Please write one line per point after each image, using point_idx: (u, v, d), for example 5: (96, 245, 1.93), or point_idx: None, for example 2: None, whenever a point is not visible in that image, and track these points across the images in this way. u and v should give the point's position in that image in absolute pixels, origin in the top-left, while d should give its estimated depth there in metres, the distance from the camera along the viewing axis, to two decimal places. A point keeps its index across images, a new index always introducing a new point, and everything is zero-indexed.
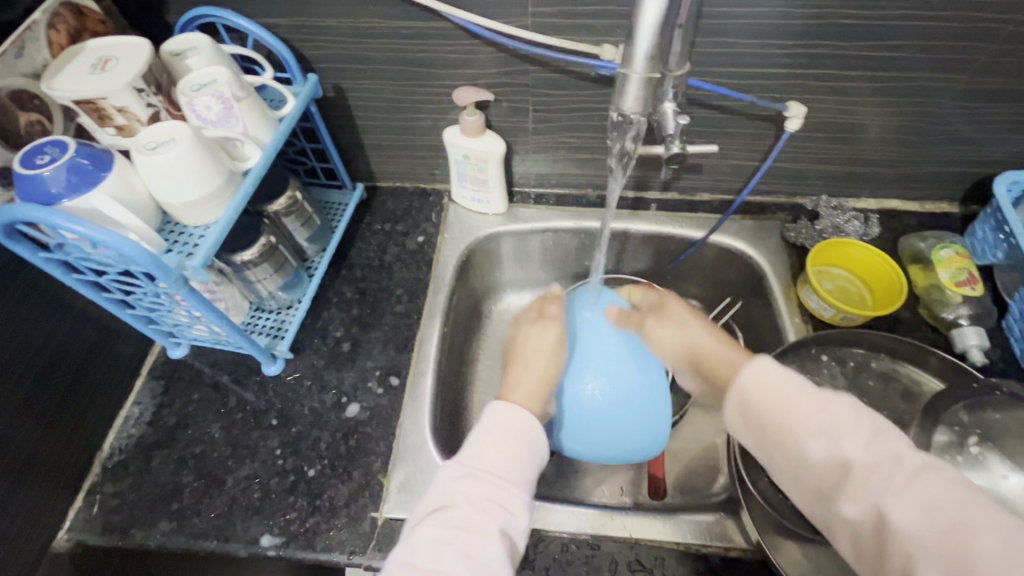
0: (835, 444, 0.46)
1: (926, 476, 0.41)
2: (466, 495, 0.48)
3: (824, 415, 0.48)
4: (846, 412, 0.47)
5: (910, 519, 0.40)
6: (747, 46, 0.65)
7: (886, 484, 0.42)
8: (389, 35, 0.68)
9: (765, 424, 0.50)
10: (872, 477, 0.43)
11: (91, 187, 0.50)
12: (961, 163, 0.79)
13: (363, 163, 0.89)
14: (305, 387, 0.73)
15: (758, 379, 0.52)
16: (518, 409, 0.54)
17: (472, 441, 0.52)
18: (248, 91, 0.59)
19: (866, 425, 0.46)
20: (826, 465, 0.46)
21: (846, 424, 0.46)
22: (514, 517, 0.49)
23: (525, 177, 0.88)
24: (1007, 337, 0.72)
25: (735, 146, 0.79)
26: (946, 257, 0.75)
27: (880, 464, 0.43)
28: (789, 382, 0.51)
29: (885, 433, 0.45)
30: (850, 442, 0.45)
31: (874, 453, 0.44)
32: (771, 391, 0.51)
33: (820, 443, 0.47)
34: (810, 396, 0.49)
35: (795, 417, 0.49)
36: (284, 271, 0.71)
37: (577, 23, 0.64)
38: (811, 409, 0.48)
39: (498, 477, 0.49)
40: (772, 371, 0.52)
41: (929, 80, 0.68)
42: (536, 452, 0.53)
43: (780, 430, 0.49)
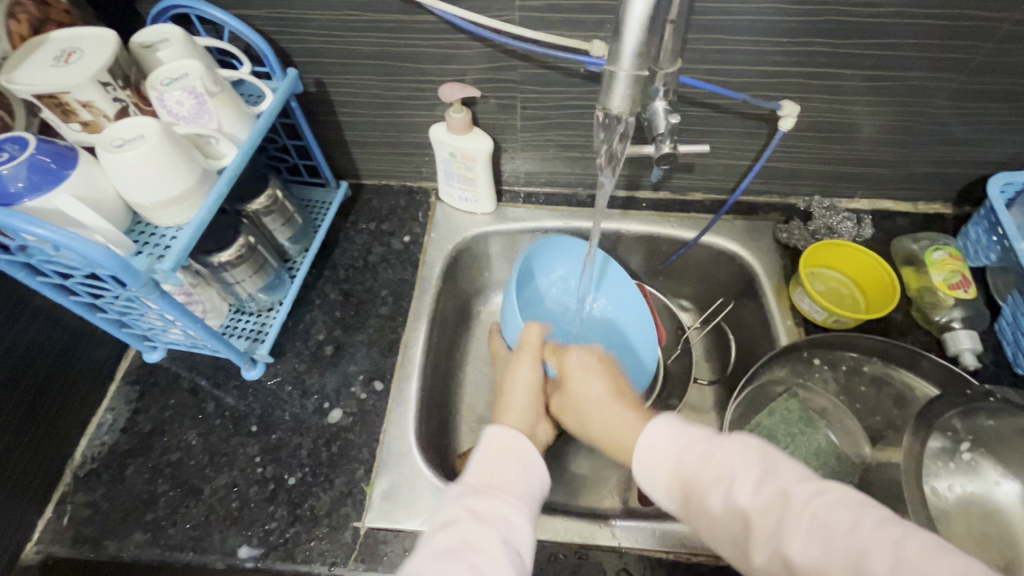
0: (728, 494, 0.44)
1: (814, 503, 0.40)
2: (468, 508, 0.50)
3: (716, 463, 0.46)
4: (741, 451, 0.46)
5: (808, 556, 0.38)
6: (740, 43, 0.64)
7: (786, 525, 0.40)
8: (371, 29, 0.66)
9: (682, 491, 0.48)
10: (768, 522, 0.41)
11: (53, 186, 0.48)
12: (955, 164, 0.78)
13: (347, 161, 0.86)
14: (287, 392, 0.71)
15: (651, 440, 0.51)
16: (514, 432, 0.57)
17: (474, 463, 0.54)
18: (223, 86, 0.57)
19: (757, 462, 0.45)
20: (727, 518, 0.44)
21: (733, 471, 0.45)
22: (518, 532, 0.49)
23: (514, 176, 0.86)
24: (1000, 341, 0.71)
25: (727, 146, 0.77)
26: (939, 259, 0.74)
27: (771, 506, 0.42)
28: (686, 437, 0.50)
29: (777, 465, 0.44)
30: (740, 490, 0.44)
31: (762, 497, 0.42)
32: (668, 451, 0.50)
33: (717, 494, 0.45)
34: (704, 446, 0.48)
35: (693, 473, 0.47)
36: (264, 272, 0.69)
37: (567, 17, 0.62)
38: (700, 461, 0.47)
39: (499, 492, 0.51)
40: (673, 428, 0.51)
41: (923, 80, 0.67)
42: (536, 478, 0.55)
43: (690, 491, 0.47)
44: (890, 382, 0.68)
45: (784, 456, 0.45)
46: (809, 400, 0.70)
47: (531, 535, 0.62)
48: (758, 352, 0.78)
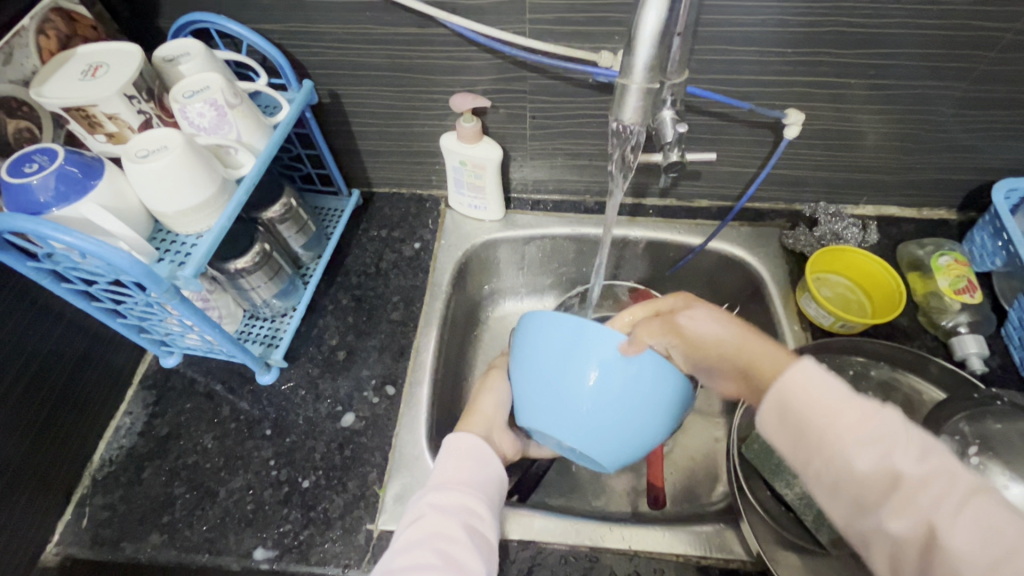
0: (887, 456, 0.39)
1: (981, 495, 0.37)
2: (433, 505, 0.54)
3: (872, 424, 0.40)
4: (896, 416, 0.41)
5: (972, 544, 0.35)
6: (745, 53, 0.65)
7: (955, 505, 0.37)
8: (385, 41, 0.67)
9: (806, 428, 0.42)
10: (928, 497, 0.37)
11: (80, 196, 0.49)
12: (960, 170, 0.79)
13: (359, 169, 0.88)
14: (300, 396, 0.72)
15: (808, 380, 0.43)
16: (466, 433, 0.61)
17: (438, 462, 0.59)
18: (242, 98, 0.58)
19: (916, 437, 0.40)
20: (876, 479, 0.39)
21: (898, 437, 0.40)
22: (478, 517, 0.55)
23: (522, 184, 0.88)
24: (1007, 345, 0.72)
25: (733, 154, 0.79)
26: (946, 265, 0.74)
27: (936, 482, 0.38)
28: (835, 380, 0.42)
29: (930, 443, 0.40)
30: (902, 457, 0.39)
31: (927, 470, 0.38)
32: (819, 396, 0.42)
33: (870, 453, 0.39)
34: (859, 398, 0.42)
35: (843, 427, 0.41)
36: (279, 278, 0.70)
37: (575, 29, 0.63)
38: (856, 416, 0.41)
39: (460, 486, 0.56)
40: (822, 371, 0.43)
41: (927, 88, 0.68)
42: (490, 468, 0.60)
43: (824, 437, 0.41)
44: (897, 386, 0.69)
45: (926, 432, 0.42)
46: None
47: (541, 539, 0.63)
48: None
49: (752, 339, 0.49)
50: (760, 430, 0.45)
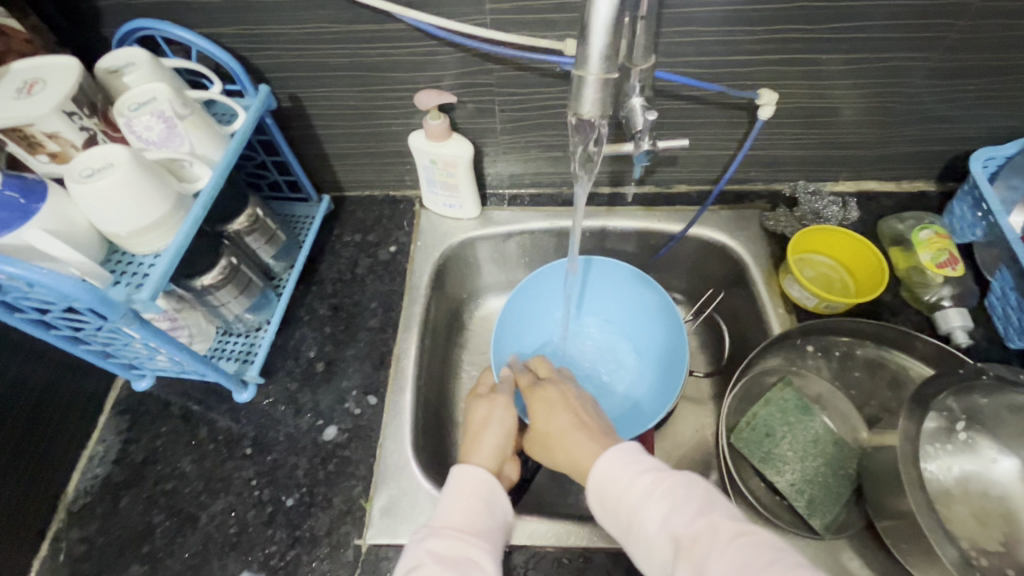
0: (643, 503, 0.48)
1: (673, 490, 0.47)
2: (432, 552, 0.49)
3: (625, 475, 0.50)
4: (684, 486, 0.47)
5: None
6: (712, 34, 0.63)
7: (677, 517, 0.46)
8: (341, 40, 0.65)
9: (603, 497, 0.50)
10: (654, 509, 0.47)
11: (23, 222, 0.47)
12: (937, 142, 0.78)
13: (328, 173, 0.85)
14: (280, 412, 0.70)
15: (608, 466, 0.51)
16: (482, 471, 0.56)
17: (441, 506, 0.54)
18: (193, 108, 0.56)
19: (645, 467, 0.50)
20: (632, 517, 0.48)
21: (630, 473, 0.50)
22: (482, 570, 0.49)
23: (497, 179, 0.86)
24: (990, 316, 0.71)
25: (709, 137, 0.77)
26: (926, 239, 0.73)
27: (703, 535, 0.43)
28: (638, 464, 0.51)
29: (713, 504, 0.46)
30: (636, 492, 0.48)
31: (695, 526, 0.44)
32: (620, 475, 0.50)
33: (627, 497, 0.49)
34: (652, 474, 0.49)
35: (632, 498, 0.48)
36: (250, 292, 0.68)
37: (537, 18, 0.61)
38: (647, 490, 0.48)
39: (461, 533, 0.51)
40: (631, 455, 0.51)
41: (900, 60, 0.66)
42: (498, 512, 0.55)
43: (624, 515, 0.49)
44: (885, 364, 0.69)
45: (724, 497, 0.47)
46: (805, 386, 0.70)
47: (534, 542, 0.62)
48: (751, 342, 0.78)
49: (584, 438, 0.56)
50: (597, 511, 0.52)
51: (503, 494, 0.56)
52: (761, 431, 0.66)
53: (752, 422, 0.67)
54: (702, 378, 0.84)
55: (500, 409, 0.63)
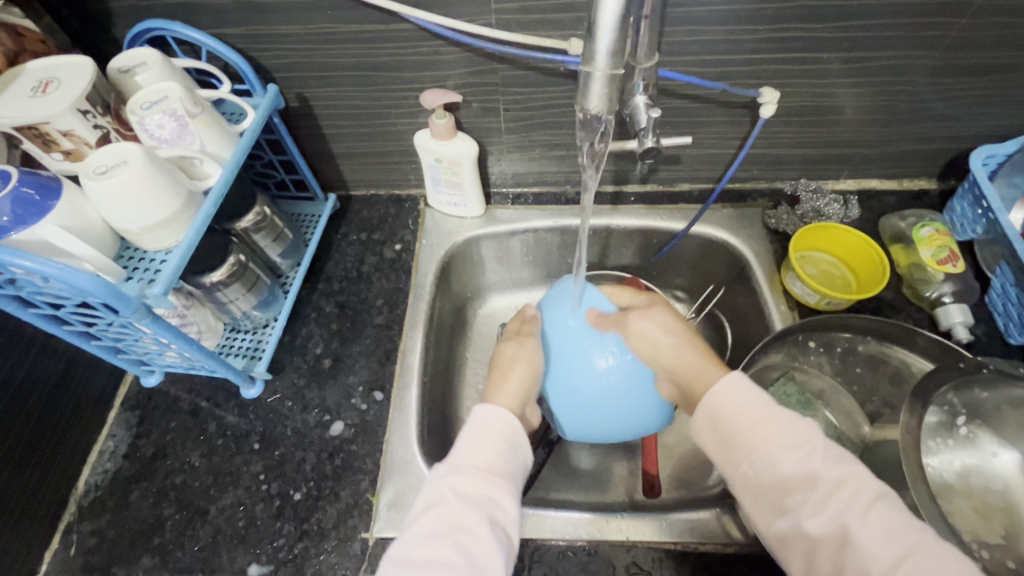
0: (777, 443, 0.49)
1: (803, 432, 0.49)
2: (455, 491, 0.51)
3: (756, 408, 0.52)
4: (812, 432, 0.49)
5: (866, 536, 0.42)
6: (715, 33, 0.64)
7: (815, 459, 0.47)
8: (349, 40, 0.66)
9: (729, 430, 0.52)
10: (790, 446, 0.49)
11: (39, 217, 0.48)
12: (937, 140, 0.78)
13: (334, 172, 0.86)
14: (287, 407, 0.71)
15: (732, 396, 0.53)
16: (503, 410, 0.58)
17: (462, 441, 0.55)
18: (204, 106, 0.57)
19: (766, 403, 0.52)
20: (770, 461, 0.49)
21: (765, 411, 0.51)
22: (502, 509, 0.52)
23: (501, 178, 0.86)
24: (990, 312, 0.72)
25: (711, 136, 0.78)
26: (927, 236, 0.74)
27: (847, 484, 0.45)
28: (755, 401, 0.52)
29: (841, 451, 0.48)
30: (768, 429, 0.50)
31: (837, 472, 0.46)
32: (745, 409, 0.52)
33: (761, 432, 0.50)
34: (788, 420, 0.50)
35: (758, 433, 0.50)
36: (258, 289, 0.69)
37: (542, 17, 0.62)
38: (774, 430, 0.50)
39: (482, 469, 0.53)
40: (754, 389, 0.53)
41: (900, 58, 0.67)
42: (520, 454, 0.57)
43: (744, 446, 0.51)
44: (886, 361, 0.69)
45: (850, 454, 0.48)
46: (807, 382, 0.70)
47: (538, 535, 0.63)
48: (753, 339, 0.79)
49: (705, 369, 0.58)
50: (702, 440, 0.55)
51: (524, 431, 0.58)
52: None
53: None
54: None
55: (529, 352, 0.65)
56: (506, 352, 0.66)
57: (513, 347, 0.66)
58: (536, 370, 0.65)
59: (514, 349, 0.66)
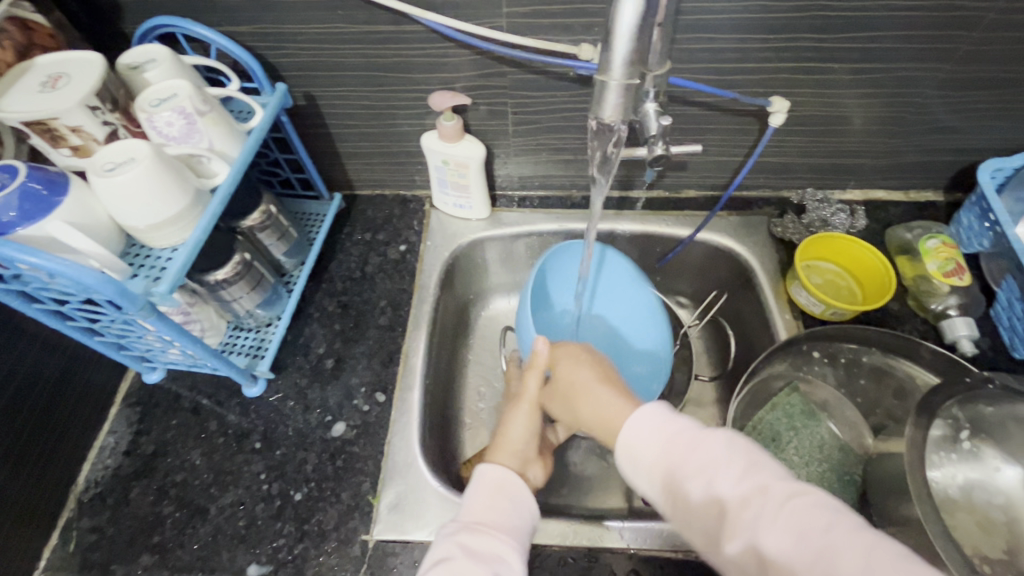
0: (710, 484, 0.45)
1: (717, 450, 0.46)
2: (462, 546, 0.51)
3: (682, 451, 0.47)
4: (721, 450, 0.46)
5: (782, 547, 0.39)
6: (725, 41, 0.64)
7: (750, 508, 0.42)
8: (359, 40, 0.66)
9: (662, 474, 0.48)
10: (734, 507, 0.43)
11: (45, 213, 0.48)
12: (945, 152, 0.78)
13: (340, 171, 0.86)
14: (289, 407, 0.71)
15: (636, 430, 0.51)
16: (507, 469, 0.58)
17: (469, 498, 0.56)
18: (212, 105, 0.57)
19: (660, 435, 0.49)
20: (703, 504, 0.45)
21: (692, 454, 0.47)
22: (510, 567, 0.51)
23: (507, 181, 0.86)
24: (996, 325, 0.72)
25: (719, 144, 0.78)
26: (934, 248, 0.74)
27: (771, 497, 0.41)
28: (671, 430, 0.49)
29: (760, 468, 0.44)
30: (699, 484, 0.45)
31: (744, 488, 0.43)
32: (653, 441, 0.49)
33: (697, 483, 0.45)
34: (685, 435, 0.48)
35: (674, 460, 0.48)
36: (261, 288, 0.69)
37: (553, 21, 0.62)
38: (679, 458, 0.47)
39: (489, 528, 0.53)
40: (659, 419, 0.51)
41: (910, 70, 0.67)
42: (526, 510, 0.56)
43: (670, 479, 0.47)
44: (891, 373, 0.69)
45: (769, 457, 0.45)
46: (812, 393, 0.70)
47: (539, 540, 0.62)
48: (756, 347, 0.78)
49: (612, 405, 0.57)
50: (634, 482, 0.51)
51: (529, 492, 0.57)
52: (767, 435, 0.67)
53: (758, 426, 0.68)
54: (707, 382, 0.85)
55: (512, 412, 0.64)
56: (501, 423, 0.64)
57: (505, 418, 0.65)
58: (532, 430, 0.64)
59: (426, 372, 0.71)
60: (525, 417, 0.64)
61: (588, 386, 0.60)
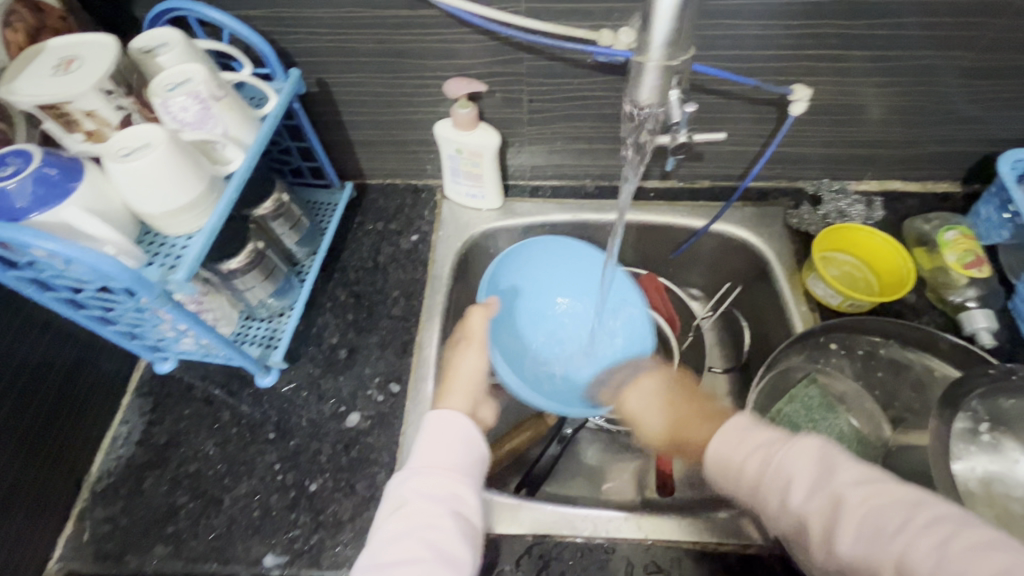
0: (789, 492, 0.47)
1: (792, 457, 0.48)
2: (417, 490, 0.52)
3: (770, 463, 0.49)
4: (808, 455, 0.48)
5: (858, 550, 0.42)
6: (747, 28, 0.63)
7: (839, 521, 0.43)
8: (373, 25, 0.64)
9: (738, 483, 0.50)
10: (825, 518, 0.44)
11: (60, 200, 0.47)
12: (965, 143, 0.77)
13: (351, 160, 0.85)
14: (302, 398, 0.70)
15: (712, 449, 0.53)
16: (457, 414, 0.57)
17: (417, 445, 0.56)
18: (227, 90, 0.56)
19: (745, 442, 0.51)
20: (791, 513, 0.46)
21: (786, 466, 0.48)
22: (466, 502, 0.52)
23: (520, 170, 0.85)
24: (1014, 318, 0.71)
25: (736, 133, 0.77)
26: (952, 240, 0.74)
27: (870, 500, 0.43)
28: (750, 439, 0.51)
29: (835, 468, 0.46)
30: (792, 492, 0.46)
31: (817, 501, 0.45)
32: (732, 451, 0.51)
33: (782, 492, 0.47)
34: (758, 449, 0.50)
35: (748, 475, 0.50)
36: (275, 277, 0.68)
37: (573, 7, 0.60)
38: (761, 461, 0.49)
39: (438, 468, 0.53)
40: (741, 430, 0.52)
41: (933, 58, 0.66)
42: (475, 448, 0.56)
43: (750, 486, 0.50)
44: (909, 367, 0.69)
45: (847, 455, 0.47)
46: (830, 385, 0.70)
47: (556, 532, 0.62)
48: (771, 339, 0.78)
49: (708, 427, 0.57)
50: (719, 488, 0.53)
51: (474, 425, 0.58)
52: (787, 428, 0.66)
53: (776, 418, 0.67)
54: (720, 374, 0.85)
55: (472, 351, 0.65)
56: (451, 361, 0.65)
57: (457, 353, 0.66)
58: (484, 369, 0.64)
59: (458, 350, 0.66)
60: (473, 362, 0.64)
61: (646, 412, 0.63)
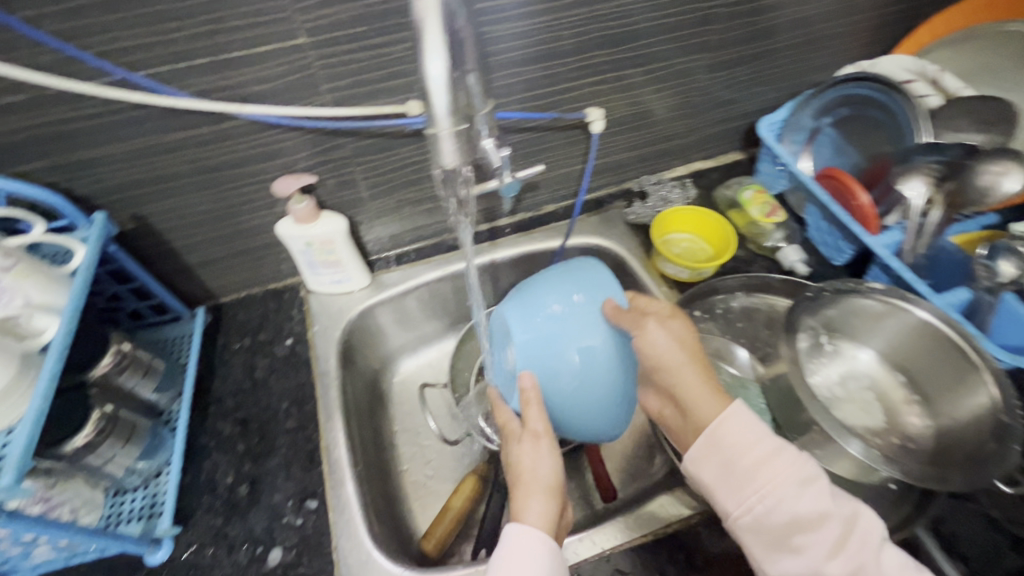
0: (819, 497, 0.50)
1: (809, 464, 0.52)
2: None
3: (797, 468, 0.52)
4: (814, 466, 0.52)
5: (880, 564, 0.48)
6: (533, 72, 0.71)
7: (861, 539, 0.49)
8: (177, 148, 0.62)
9: (741, 473, 0.53)
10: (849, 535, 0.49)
11: None
12: (732, 120, 0.94)
13: (195, 284, 0.79)
14: (209, 556, 0.62)
15: (738, 430, 0.54)
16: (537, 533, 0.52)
17: (489, 574, 0.51)
18: (17, 257, 0.50)
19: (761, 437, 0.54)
20: (809, 515, 0.50)
21: (814, 478, 0.51)
22: None
23: (378, 244, 0.86)
24: (814, 245, 0.86)
25: (558, 158, 0.86)
26: (751, 198, 0.88)
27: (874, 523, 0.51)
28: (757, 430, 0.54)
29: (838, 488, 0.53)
30: (823, 495, 0.50)
31: (845, 508, 0.50)
32: (745, 440, 0.53)
33: (805, 494, 0.50)
34: (771, 446, 0.53)
35: (766, 468, 0.52)
36: (137, 437, 0.61)
37: (374, 88, 0.64)
38: (781, 458, 0.52)
39: None
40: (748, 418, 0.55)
41: (684, 62, 0.80)
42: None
43: (757, 483, 0.52)
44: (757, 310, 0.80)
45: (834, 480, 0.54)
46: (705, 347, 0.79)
47: None
48: None
49: (707, 399, 0.57)
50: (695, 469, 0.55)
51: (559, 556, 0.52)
52: None
53: None
54: None
55: (545, 450, 0.57)
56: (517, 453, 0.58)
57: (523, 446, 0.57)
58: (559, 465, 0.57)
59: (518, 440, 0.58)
60: (546, 456, 0.56)
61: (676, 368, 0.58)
